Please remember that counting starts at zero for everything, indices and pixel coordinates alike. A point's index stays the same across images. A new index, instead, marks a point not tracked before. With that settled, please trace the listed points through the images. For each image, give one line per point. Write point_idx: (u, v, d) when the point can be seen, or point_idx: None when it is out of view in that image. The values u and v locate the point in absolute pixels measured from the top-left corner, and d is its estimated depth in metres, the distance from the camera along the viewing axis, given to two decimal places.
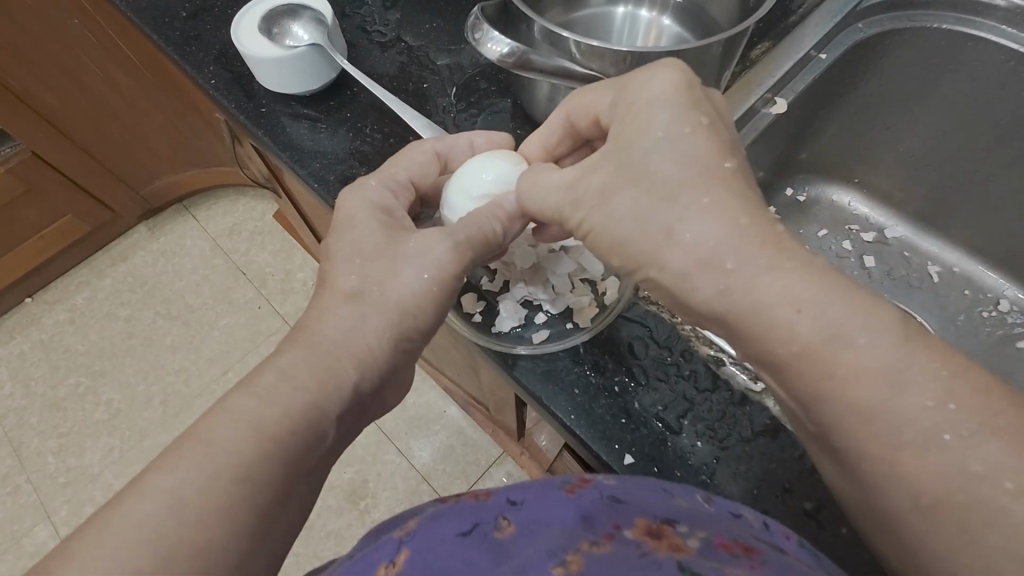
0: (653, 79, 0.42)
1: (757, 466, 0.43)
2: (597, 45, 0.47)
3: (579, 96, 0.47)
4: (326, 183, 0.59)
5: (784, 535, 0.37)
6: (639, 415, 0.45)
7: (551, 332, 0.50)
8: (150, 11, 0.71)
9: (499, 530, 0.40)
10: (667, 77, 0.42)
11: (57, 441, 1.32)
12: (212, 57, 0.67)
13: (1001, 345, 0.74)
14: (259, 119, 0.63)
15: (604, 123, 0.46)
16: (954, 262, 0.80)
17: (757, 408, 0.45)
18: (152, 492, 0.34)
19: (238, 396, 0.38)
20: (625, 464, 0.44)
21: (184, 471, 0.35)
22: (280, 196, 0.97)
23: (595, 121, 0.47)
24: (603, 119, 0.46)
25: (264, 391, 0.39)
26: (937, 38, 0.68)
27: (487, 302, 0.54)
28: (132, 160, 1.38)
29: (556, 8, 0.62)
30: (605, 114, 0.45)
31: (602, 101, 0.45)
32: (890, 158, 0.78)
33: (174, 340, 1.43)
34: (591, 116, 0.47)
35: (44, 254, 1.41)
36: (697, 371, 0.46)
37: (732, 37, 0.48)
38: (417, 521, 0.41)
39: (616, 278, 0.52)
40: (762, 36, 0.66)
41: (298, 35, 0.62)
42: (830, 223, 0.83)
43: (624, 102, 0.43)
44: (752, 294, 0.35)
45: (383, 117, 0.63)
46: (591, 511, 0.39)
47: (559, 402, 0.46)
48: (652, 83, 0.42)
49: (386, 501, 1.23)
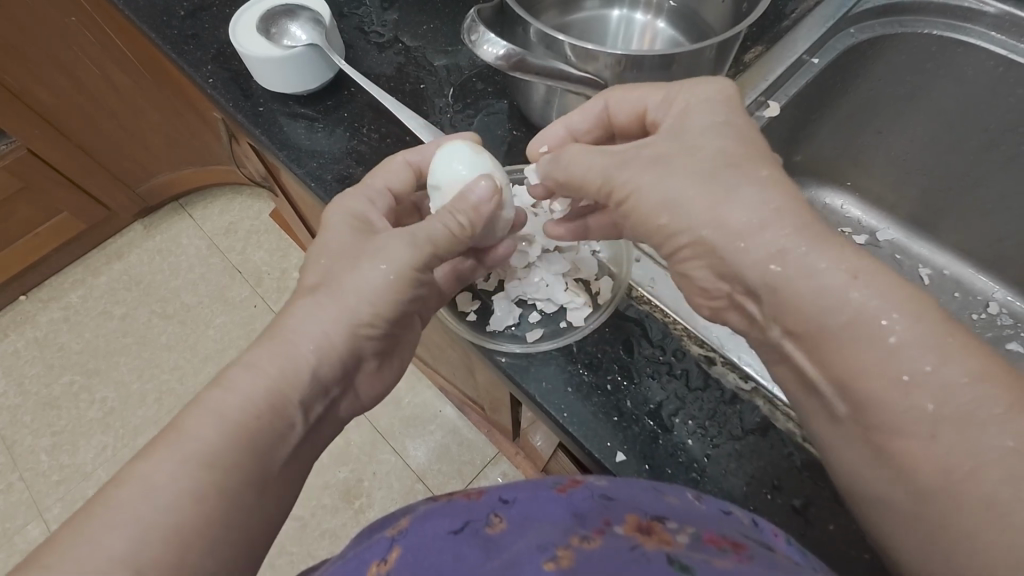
0: (707, 87, 0.45)
1: (747, 463, 0.44)
2: (591, 48, 0.47)
3: (622, 89, 0.48)
4: (322, 181, 0.60)
5: (772, 532, 0.37)
6: (632, 413, 0.46)
7: (545, 331, 0.51)
8: (149, 9, 0.72)
9: (490, 526, 0.40)
10: (715, 86, 0.45)
11: (50, 440, 1.31)
12: (210, 56, 0.68)
13: (991, 347, 0.75)
14: (256, 118, 0.63)
15: (651, 120, 0.47)
16: (944, 265, 0.81)
17: (747, 407, 0.45)
18: (152, 481, 0.34)
19: (232, 392, 0.39)
20: (617, 462, 0.44)
21: (183, 462, 0.35)
22: (277, 195, 0.97)
23: (636, 117, 0.49)
24: (649, 117, 0.47)
25: (259, 388, 0.39)
26: (928, 43, 0.69)
27: (482, 301, 0.55)
28: (128, 158, 1.38)
29: (552, 11, 0.63)
30: (655, 111, 0.47)
31: (652, 98, 0.47)
32: (880, 162, 0.79)
33: (169, 339, 1.42)
34: (634, 111, 0.48)
35: (38, 252, 1.40)
36: (689, 370, 0.47)
37: (725, 41, 0.49)
38: (409, 519, 0.41)
39: (611, 278, 0.53)
40: (756, 39, 0.67)
41: (296, 35, 0.62)
42: (824, 226, 0.84)
43: (676, 100, 0.45)
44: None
45: (380, 117, 0.63)
46: (582, 509, 0.40)
47: (553, 401, 0.47)
48: (703, 89, 0.45)
49: (381, 500, 1.23)
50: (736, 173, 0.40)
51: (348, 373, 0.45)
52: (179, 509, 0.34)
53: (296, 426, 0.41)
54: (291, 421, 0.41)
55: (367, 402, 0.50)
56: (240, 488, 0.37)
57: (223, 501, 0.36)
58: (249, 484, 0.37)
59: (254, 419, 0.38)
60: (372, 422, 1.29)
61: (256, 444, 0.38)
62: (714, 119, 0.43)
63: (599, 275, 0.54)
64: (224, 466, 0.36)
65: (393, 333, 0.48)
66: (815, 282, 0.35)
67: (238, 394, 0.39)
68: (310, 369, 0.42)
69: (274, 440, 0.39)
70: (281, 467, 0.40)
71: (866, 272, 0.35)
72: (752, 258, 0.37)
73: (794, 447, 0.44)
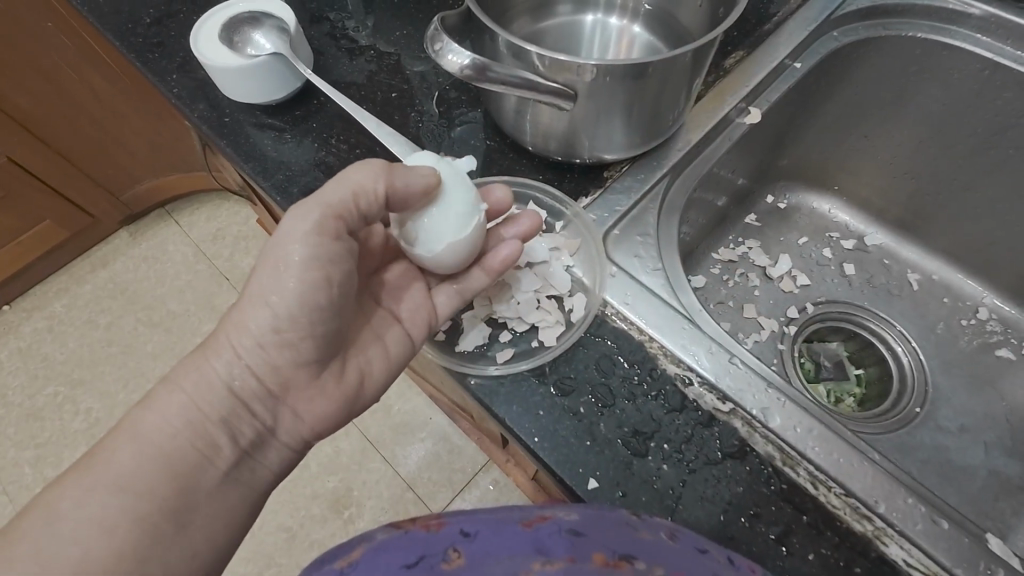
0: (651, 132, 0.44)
1: (723, 489, 0.42)
2: (563, 59, 0.45)
3: None
4: (289, 194, 0.58)
5: (748, 569, 0.36)
6: (604, 437, 0.44)
7: (516, 351, 0.49)
8: (113, 16, 0.69)
9: (447, 562, 0.37)
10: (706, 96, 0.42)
11: (34, 452, 1.29)
12: (175, 65, 0.66)
13: (980, 353, 0.73)
14: (222, 128, 0.61)
15: None
16: (933, 269, 0.78)
17: (724, 429, 0.44)
18: (76, 505, 0.38)
19: (162, 417, 0.43)
20: (589, 489, 0.42)
21: (102, 489, 0.38)
22: (255, 203, 0.95)
23: None
24: None
25: (178, 420, 0.43)
26: (913, 46, 0.68)
27: (452, 320, 0.53)
28: (109, 166, 1.35)
29: (523, 18, 0.61)
30: None
31: None
32: (868, 167, 0.77)
33: (155, 348, 1.40)
34: None
35: (19, 261, 1.38)
36: (665, 391, 0.45)
37: (701, 46, 0.47)
38: (364, 549, 0.38)
39: (583, 294, 0.51)
40: (736, 44, 0.65)
41: (260, 43, 0.60)
42: (810, 231, 0.81)
43: None
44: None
45: (350, 128, 0.61)
46: (547, 545, 0.37)
47: (523, 424, 0.45)
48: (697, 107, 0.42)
49: (372, 510, 1.21)
50: None
51: (273, 396, 0.45)
52: (108, 532, 0.37)
53: (224, 451, 0.43)
54: (217, 445, 0.43)
55: (311, 429, 0.48)
56: (156, 516, 0.39)
57: (133, 526, 0.38)
58: (173, 516, 0.40)
59: (171, 442, 0.42)
60: (361, 429, 1.27)
61: (176, 468, 0.41)
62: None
63: (572, 291, 0.51)
64: (136, 494, 0.39)
65: (336, 329, 0.46)
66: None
67: (164, 422, 0.42)
68: (225, 387, 0.44)
69: (197, 465, 0.42)
70: (207, 497, 0.42)
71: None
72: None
73: (771, 472, 0.42)
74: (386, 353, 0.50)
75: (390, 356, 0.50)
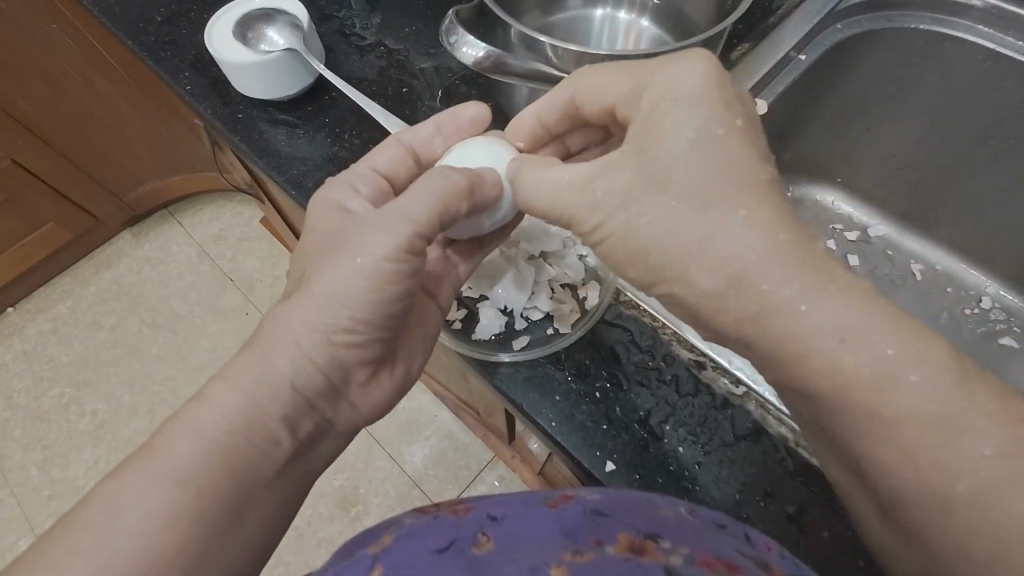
0: (685, 71, 0.42)
1: (739, 470, 0.43)
2: (575, 50, 0.49)
3: None
4: (303, 188, 0.58)
5: (766, 546, 0.37)
6: (621, 420, 0.44)
7: (531, 338, 0.50)
8: (123, 16, 0.70)
9: (477, 546, 0.38)
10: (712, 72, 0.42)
11: (41, 454, 1.30)
12: (188, 62, 0.66)
13: (983, 342, 0.74)
14: (236, 124, 0.62)
15: None
16: (936, 259, 0.80)
17: (739, 412, 0.44)
18: None
19: None
20: (607, 472, 0.43)
21: None
22: (263, 201, 0.96)
23: None
24: None
25: None
26: (915, 38, 0.69)
27: (468, 309, 0.55)
28: (114, 167, 1.36)
29: (533, 13, 0.62)
30: None
31: None
32: (871, 158, 0.78)
33: (161, 348, 1.41)
34: None
35: (24, 263, 1.39)
36: (679, 375, 0.46)
37: (709, 38, 0.49)
38: (393, 535, 0.39)
39: (597, 283, 0.52)
40: (743, 37, 0.66)
41: (275, 40, 0.62)
42: (815, 223, 0.83)
43: None
44: (754, 331, 0.35)
45: (363, 122, 0.62)
46: (573, 526, 0.38)
47: (541, 410, 0.46)
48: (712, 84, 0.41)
49: (379, 507, 1.22)
50: (757, 190, 0.39)
51: (327, 384, 0.45)
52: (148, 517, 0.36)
53: (283, 444, 0.41)
54: (273, 436, 0.41)
55: None
56: None
57: (200, 521, 0.36)
58: None
59: (236, 440, 0.39)
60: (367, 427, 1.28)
61: (233, 464, 0.38)
62: (690, 147, 0.39)
63: (585, 279, 0.53)
64: None
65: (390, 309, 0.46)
66: (781, 337, 0.36)
67: None
68: (288, 381, 0.42)
69: None
70: None
71: (845, 334, 0.33)
72: (804, 273, 0.35)
73: (785, 452, 0.43)
74: (420, 327, 0.51)
75: (429, 332, 0.52)
